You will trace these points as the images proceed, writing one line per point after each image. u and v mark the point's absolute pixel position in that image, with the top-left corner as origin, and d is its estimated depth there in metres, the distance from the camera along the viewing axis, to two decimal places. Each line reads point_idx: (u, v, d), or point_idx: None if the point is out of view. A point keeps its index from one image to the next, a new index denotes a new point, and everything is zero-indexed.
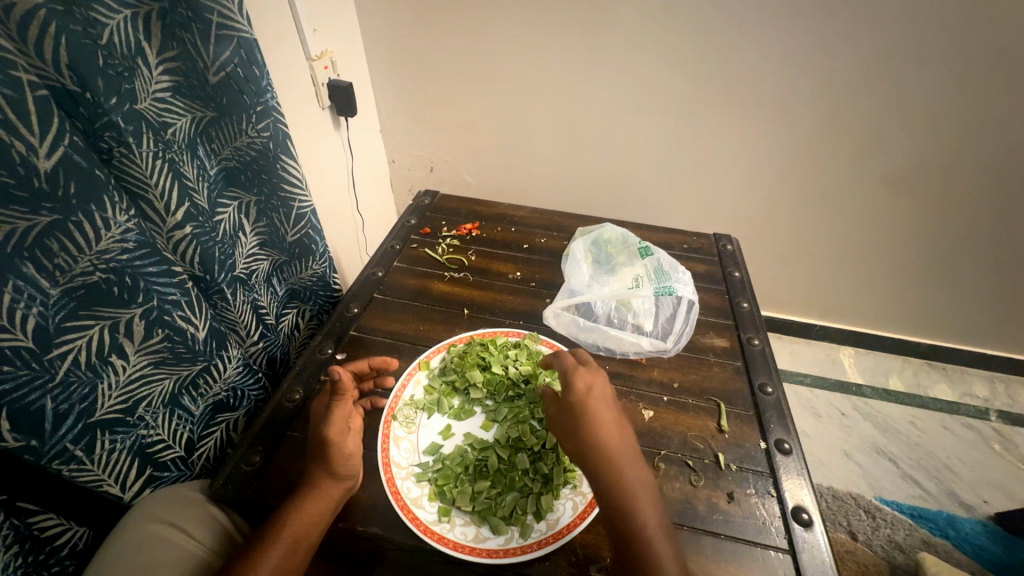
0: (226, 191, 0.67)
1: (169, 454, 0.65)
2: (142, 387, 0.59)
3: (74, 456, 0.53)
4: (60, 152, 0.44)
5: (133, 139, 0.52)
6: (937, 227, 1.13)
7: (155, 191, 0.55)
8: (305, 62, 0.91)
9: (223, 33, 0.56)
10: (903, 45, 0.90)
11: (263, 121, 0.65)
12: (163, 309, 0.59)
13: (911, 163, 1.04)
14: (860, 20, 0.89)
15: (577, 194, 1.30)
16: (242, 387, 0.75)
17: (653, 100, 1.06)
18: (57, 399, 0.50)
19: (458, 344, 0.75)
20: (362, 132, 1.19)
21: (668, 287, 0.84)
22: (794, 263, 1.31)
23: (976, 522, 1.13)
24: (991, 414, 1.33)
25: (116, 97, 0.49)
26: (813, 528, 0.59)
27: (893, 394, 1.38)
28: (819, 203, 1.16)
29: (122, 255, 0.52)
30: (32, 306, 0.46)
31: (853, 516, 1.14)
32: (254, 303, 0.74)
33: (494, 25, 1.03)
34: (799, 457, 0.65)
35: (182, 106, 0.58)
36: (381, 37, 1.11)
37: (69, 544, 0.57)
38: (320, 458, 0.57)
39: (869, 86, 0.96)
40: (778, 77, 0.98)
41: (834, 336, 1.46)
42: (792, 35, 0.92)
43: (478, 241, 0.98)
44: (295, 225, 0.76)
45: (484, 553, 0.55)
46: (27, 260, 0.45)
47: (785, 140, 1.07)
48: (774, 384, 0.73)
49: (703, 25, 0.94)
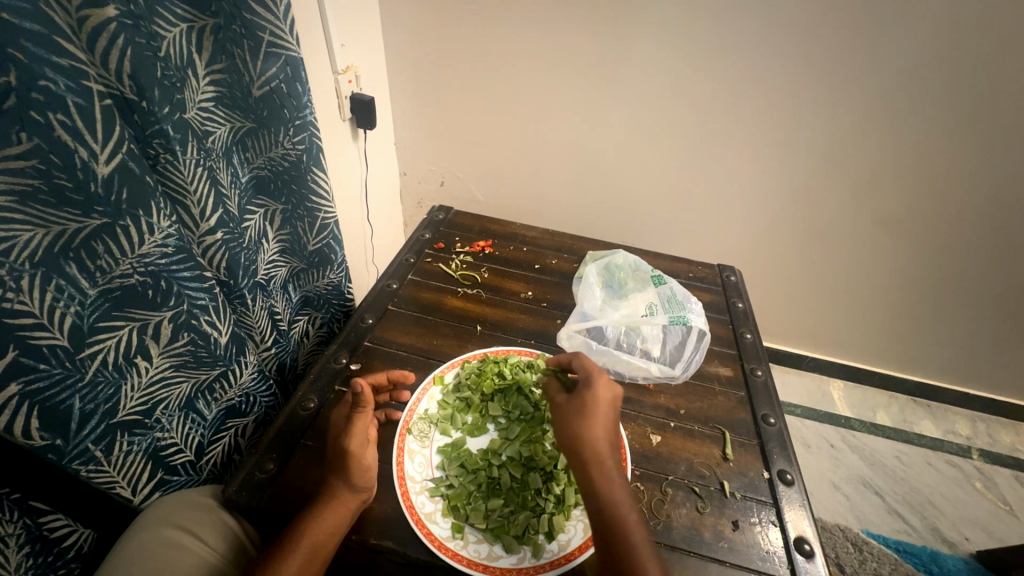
0: (255, 199, 0.68)
1: (180, 458, 0.65)
2: (161, 389, 0.59)
3: (94, 456, 0.53)
4: (118, 159, 0.45)
5: (179, 147, 0.53)
6: (927, 267, 1.19)
7: (193, 197, 0.56)
8: (331, 75, 0.94)
9: (273, 50, 0.59)
10: (898, 98, 0.97)
11: (299, 135, 0.67)
12: (192, 313, 0.59)
13: (905, 207, 1.10)
14: (858, 72, 0.95)
15: (583, 216, 1.33)
16: (255, 393, 0.75)
17: (662, 132, 1.11)
18: (85, 398, 0.50)
19: (472, 360, 0.77)
20: (378, 143, 1.21)
21: (681, 316, 0.87)
22: (789, 296, 1.35)
23: (959, 559, 1.15)
24: (973, 452, 1.37)
25: (168, 106, 0.51)
26: (815, 560, 0.60)
27: (880, 428, 1.41)
28: (817, 240, 1.21)
29: (160, 259, 0.53)
30: (70, 306, 0.47)
31: (841, 548, 1.16)
32: (270, 310, 0.75)
33: (517, 51, 1.08)
34: (801, 488, 0.67)
35: (223, 116, 0.59)
36: (404, 55, 1.15)
37: (75, 547, 0.57)
38: (338, 468, 0.58)
39: (868, 133, 1.02)
40: (783, 119, 1.04)
41: (824, 368, 1.49)
42: (797, 81, 0.99)
43: (491, 258, 1.00)
44: (318, 234, 0.78)
45: (497, 571, 0.56)
46: (71, 261, 0.45)
47: (787, 179, 1.12)
48: (777, 415, 0.75)
49: (712, 67, 1.00)
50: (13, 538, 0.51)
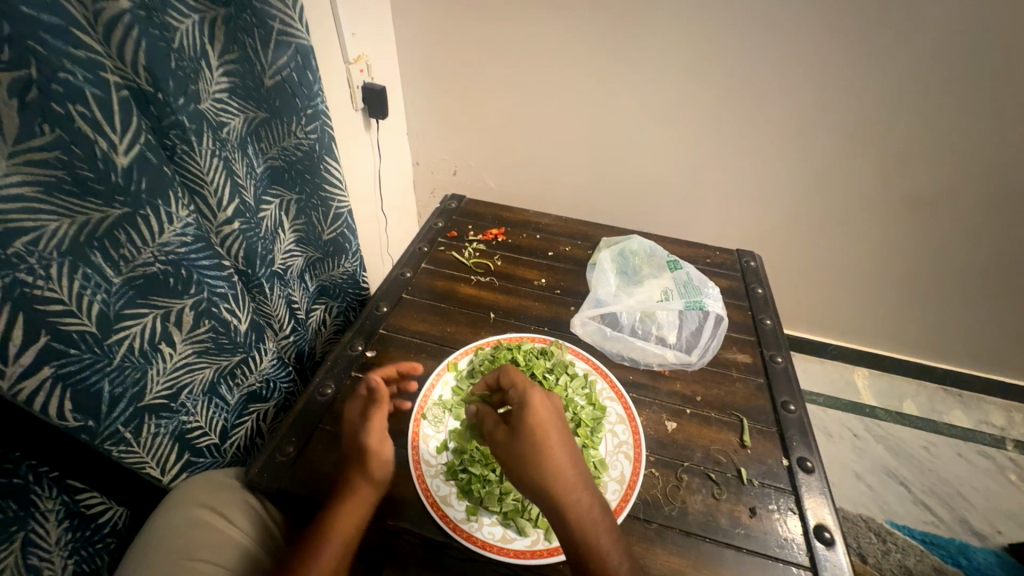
0: (270, 189, 0.69)
1: (206, 440, 0.67)
2: (185, 374, 0.61)
3: (124, 437, 0.56)
4: (135, 150, 0.47)
5: (195, 138, 0.54)
6: (961, 250, 1.13)
7: (210, 187, 0.58)
8: (342, 65, 0.94)
9: (283, 39, 0.59)
10: (935, 71, 0.91)
11: (311, 123, 0.68)
12: (212, 301, 0.61)
13: (939, 187, 1.05)
14: (892, 43, 0.90)
15: (598, 203, 1.31)
16: (275, 379, 0.77)
17: (679, 113, 1.08)
18: (114, 382, 0.53)
19: (485, 347, 0.77)
20: (390, 133, 1.21)
21: (696, 301, 0.85)
22: (811, 282, 1.31)
23: (990, 552, 1.12)
24: (1007, 443, 1.31)
25: (184, 97, 0.51)
26: (835, 548, 0.59)
27: (907, 417, 1.37)
28: (842, 223, 1.16)
29: (180, 248, 0.54)
30: (96, 294, 0.48)
31: (864, 538, 1.13)
32: (288, 298, 0.76)
33: (528, 34, 1.05)
34: (821, 476, 0.65)
35: (237, 106, 0.60)
36: (415, 42, 1.14)
37: (110, 523, 0.60)
38: (358, 451, 0.59)
39: (900, 110, 0.97)
40: (807, 96, 0.99)
41: (849, 356, 1.45)
42: (825, 55, 0.93)
43: (504, 245, 1.00)
44: (333, 223, 0.79)
45: (511, 553, 0.56)
46: (96, 249, 0.47)
47: (812, 159, 1.08)
48: (797, 403, 0.73)
49: (732, 43, 0.96)
50: (53, 513, 0.53)
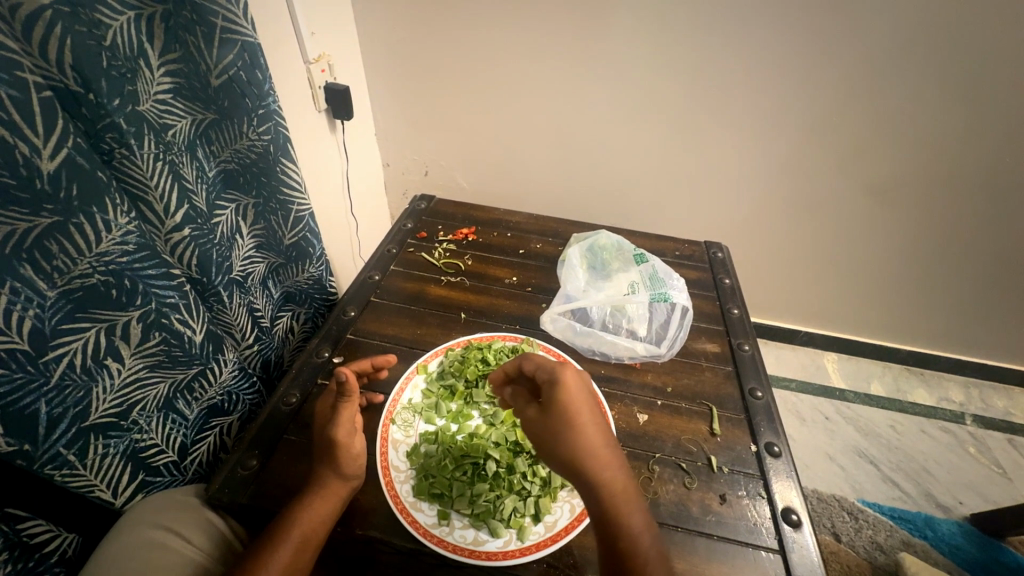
0: (224, 193, 0.67)
1: (163, 458, 0.65)
2: (137, 391, 0.59)
3: (68, 461, 0.53)
4: (63, 154, 0.44)
5: (134, 141, 0.51)
6: (916, 235, 1.18)
7: (155, 192, 0.55)
8: (302, 65, 0.91)
9: (228, 36, 0.56)
10: (884, 63, 0.94)
11: (264, 125, 0.65)
12: (161, 312, 0.58)
13: (892, 175, 1.09)
14: (841, 38, 0.93)
15: (570, 200, 1.32)
16: (237, 391, 0.74)
17: (643, 109, 1.09)
18: (52, 402, 0.50)
19: (456, 348, 0.76)
20: (357, 134, 1.19)
21: (664, 293, 0.86)
22: (780, 270, 1.34)
23: (953, 523, 1.17)
24: (966, 418, 1.38)
25: (119, 98, 0.49)
26: (802, 529, 0.60)
27: (873, 397, 1.42)
28: (805, 212, 1.20)
29: (122, 257, 0.52)
30: (28, 309, 0.45)
31: (837, 517, 1.17)
32: (249, 306, 0.74)
33: (492, 32, 1.04)
34: (788, 459, 0.67)
35: (183, 108, 0.57)
36: (378, 41, 1.12)
37: (57, 551, 0.56)
38: (326, 458, 0.58)
39: (852, 101, 1.00)
40: (764, 90, 1.02)
41: (817, 341, 1.49)
42: (780, 50, 0.96)
43: (474, 245, 0.99)
44: (293, 228, 0.76)
45: (483, 555, 0.55)
46: (25, 261, 0.44)
47: (773, 152, 1.10)
48: (764, 389, 0.75)
49: (691, 39, 0.98)
50: None
